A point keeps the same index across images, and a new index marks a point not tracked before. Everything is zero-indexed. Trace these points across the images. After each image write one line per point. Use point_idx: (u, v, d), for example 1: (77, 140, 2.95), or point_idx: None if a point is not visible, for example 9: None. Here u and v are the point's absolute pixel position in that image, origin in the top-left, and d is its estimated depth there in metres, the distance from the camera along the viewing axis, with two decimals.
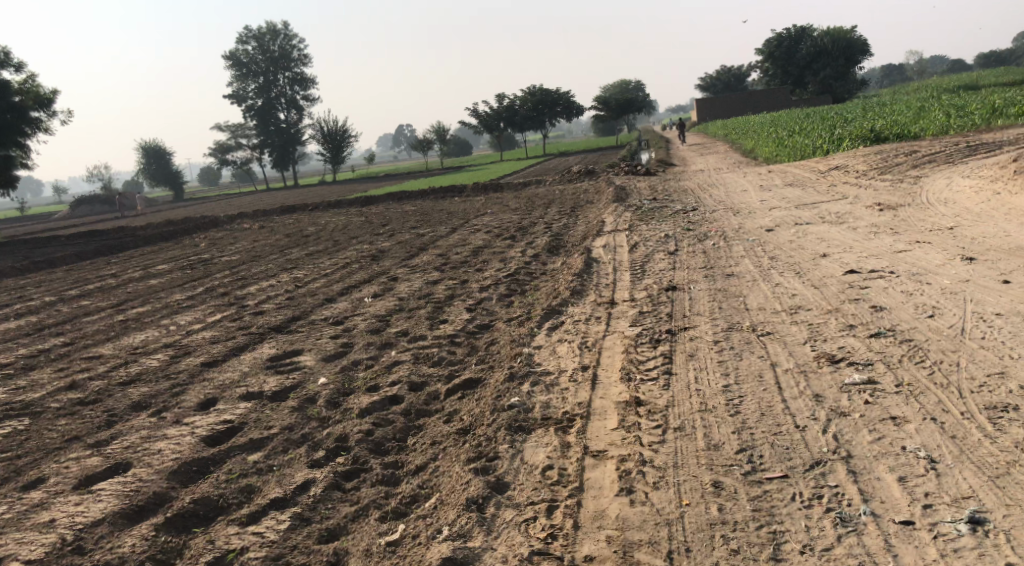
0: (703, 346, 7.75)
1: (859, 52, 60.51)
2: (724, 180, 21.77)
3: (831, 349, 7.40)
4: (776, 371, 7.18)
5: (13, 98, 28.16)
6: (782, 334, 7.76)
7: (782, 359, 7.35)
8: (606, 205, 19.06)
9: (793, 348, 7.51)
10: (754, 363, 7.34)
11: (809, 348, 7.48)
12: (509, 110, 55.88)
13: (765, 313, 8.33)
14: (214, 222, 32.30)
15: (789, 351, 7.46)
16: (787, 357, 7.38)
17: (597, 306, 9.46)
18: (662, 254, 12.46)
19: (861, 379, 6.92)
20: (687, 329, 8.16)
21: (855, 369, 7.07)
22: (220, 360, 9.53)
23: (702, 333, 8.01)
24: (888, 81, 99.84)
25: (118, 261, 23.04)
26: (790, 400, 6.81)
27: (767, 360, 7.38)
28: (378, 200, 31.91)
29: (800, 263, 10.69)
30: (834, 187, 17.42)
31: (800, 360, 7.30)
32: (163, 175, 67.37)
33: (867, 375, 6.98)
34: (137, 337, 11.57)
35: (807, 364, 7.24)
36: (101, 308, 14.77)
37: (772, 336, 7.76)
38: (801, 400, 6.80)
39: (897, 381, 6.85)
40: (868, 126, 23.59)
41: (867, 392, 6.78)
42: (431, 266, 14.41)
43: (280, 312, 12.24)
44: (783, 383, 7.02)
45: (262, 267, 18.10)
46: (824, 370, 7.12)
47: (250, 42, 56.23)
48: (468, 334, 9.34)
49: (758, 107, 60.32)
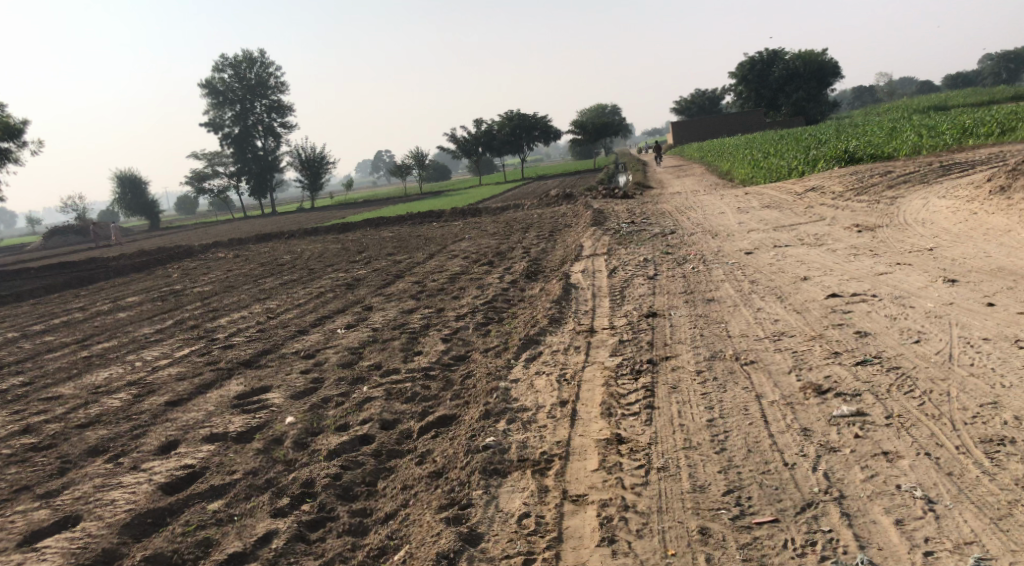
0: (685, 377, 7.49)
1: (831, 74, 61.11)
2: (701, 202, 21.67)
3: (817, 378, 7.16)
4: (761, 403, 6.93)
5: None
6: (766, 363, 7.51)
7: (768, 389, 7.10)
8: (584, 228, 18.88)
9: (778, 378, 7.26)
10: (739, 394, 7.09)
11: (795, 378, 7.23)
12: (486, 135, 55.83)
13: (748, 340, 8.09)
14: (188, 251, 31.87)
15: (774, 381, 7.22)
16: (773, 387, 7.13)
17: (575, 334, 9.19)
18: (641, 279, 12.24)
19: (850, 411, 6.68)
20: (668, 359, 7.90)
21: (843, 400, 6.83)
22: (185, 398, 9.17)
23: (684, 363, 7.75)
24: (860, 102, 101.06)
25: (87, 294, 22.58)
26: (777, 436, 6.55)
27: (753, 390, 7.13)
28: (355, 227, 31.62)
29: (781, 287, 10.49)
30: (811, 208, 17.32)
31: (786, 391, 7.06)
32: (138, 204, 66.71)
33: (856, 406, 6.74)
34: (100, 375, 11.18)
35: (794, 395, 6.99)
36: (66, 344, 14.36)
37: (756, 365, 7.52)
38: (789, 436, 6.54)
39: (887, 413, 6.62)
40: (842, 147, 23.61)
41: (856, 425, 6.55)
42: (406, 294, 14.12)
43: (250, 345, 11.90)
44: (770, 417, 6.76)
45: (235, 298, 17.75)
46: (811, 401, 6.87)
47: (227, 70, 56.02)
48: (444, 366, 9.04)
49: (732, 129, 60.66)
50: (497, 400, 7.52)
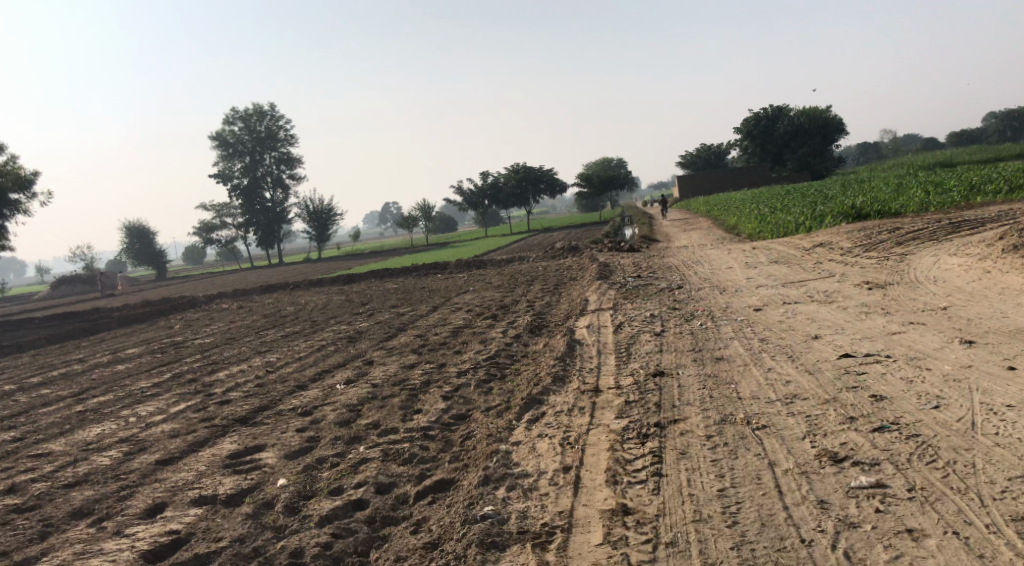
0: (694, 442, 7.19)
1: (836, 130, 61.41)
2: (708, 256, 21.48)
3: (833, 446, 6.85)
4: (775, 472, 6.62)
5: None
6: (779, 428, 7.21)
7: (781, 456, 6.80)
8: (589, 282, 18.70)
9: (792, 444, 6.96)
10: (751, 462, 6.78)
11: (810, 444, 6.93)
12: (493, 188, 56.02)
13: (759, 403, 7.79)
14: (192, 302, 31.73)
15: (788, 448, 6.91)
16: (786, 454, 6.82)
17: (580, 394, 8.89)
18: (647, 335, 11.99)
19: (869, 483, 6.38)
20: (676, 422, 7.60)
21: (861, 471, 6.53)
22: (176, 456, 8.90)
23: (692, 427, 7.45)
24: (865, 158, 101.55)
25: (88, 345, 22.39)
26: (793, 510, 6.24)
27: (765, 458, 6.83)
28: (360, 278, 31.50)
29: (791, 346, 10.21)
30: (820, 264, 17.10)
31: (800, 458, 6.75)
32: (146, 254, 66.84)
33: (876, 477, 6.43)
34: (93, 431, 10.91)
35: (809, 464, 6.68)
36: (61, 397, 14.10)
37: (768, 430, 7.21)
38: (805, 510, 6.23)
39: (908, 486, 6.31)
40: (850, 203, 23.46)
41: (877, 499, 6.24)
42: (407, 348, 13.87)
43: (247, 401, 11.64)
44: (784, 487, 6.46)
45: (235, 350, 17.52)
46: (828, 472, 6.57)
47: (237, 123, 56.60)
48: (444, 425, 8.76)
49: (738, 184, 60.77)
50: (497, 464, 7.22)
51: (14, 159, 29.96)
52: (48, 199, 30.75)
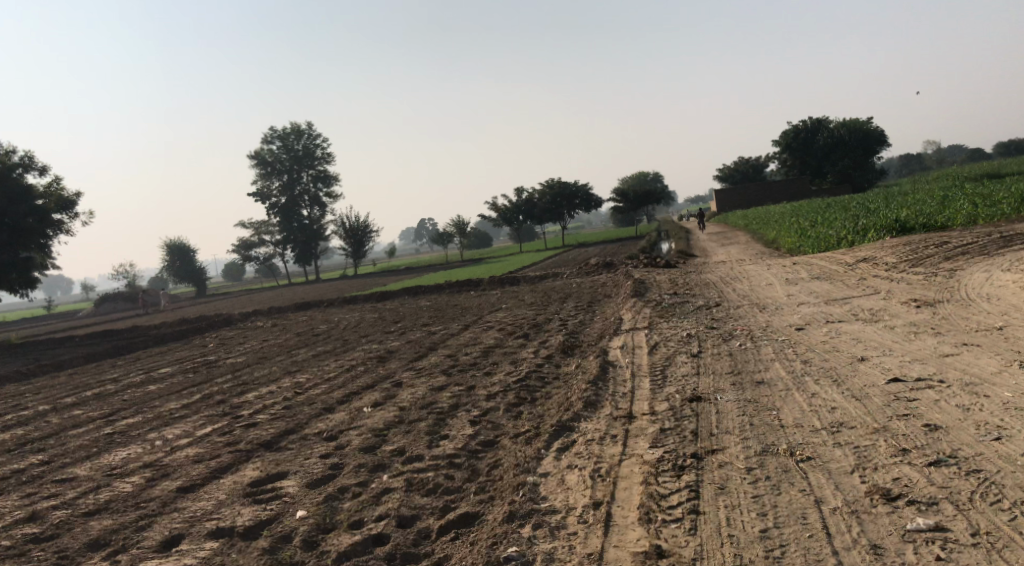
0: (734, 475, 6.78)
1: (878, 142, 60.30)
2: (746, 272, 20.97)
3: (885, 482, 6.40)
4: (822, 511, 6.19)
5: (36, 201, 28.12)
6: (825, 461, 6.78)
7: (829, 494, 6.36)
8: (624, 299, 18.29)
9: (840, 479, 6.52)
10: (796, 498, 6.36)
11: (859, 479, 6.49)
12: (528, 203, 55.77)
13: (803, 433, 7.36)
14: (228, 320, 31.81)
15: (836, 483, 6.47)
16: (834, 491, 6.39)
17: (613, 420, 8.51)
18: (684, 356, 11.57)
19: (927, 525, 5.93)
20: (715, 452, 7.20)
21: (917, 511, 6.07)
22: (197, 483, 8.66)
23: (732, 458, 7.04)
24: (906, 171, 99.97)
25: (123, 364, 22.39)
26: (843, 555, 5.81)
27: (811, 495, 6.39)
28: (394, 295, 31.35)
29: (837, 369, 9.74)
30: (863, 281, 16.53)
31: (849, 496, 6.31)
32: (186, 271, 67.56)
33: (934, 520, 5.98)
34: (117, 456, 10.72)
35: (859, 502, 6.25)
36: (91, 419, 14.00)
37: (814, 463, 6.78)
38: (857, 556, 5.80)
39: (971, 529, 5.85)
40: (893, 216, 22.82)
41: (937, 543, 5.79)
42: (437, 369, 13.59)
43: (273, 424, 11.39)
44: (833, 529, 6.03)
45: (266, 370, 17.36)
46: (880, 512, 6.12)
47: (275, 141, 57.06)
48: (470, 453, 8.42)
49: (777, 197, 59.98)
50: (524, 499, 6.86)
51: (58, 180, 30.33)
52: (90, 219, 31.07)
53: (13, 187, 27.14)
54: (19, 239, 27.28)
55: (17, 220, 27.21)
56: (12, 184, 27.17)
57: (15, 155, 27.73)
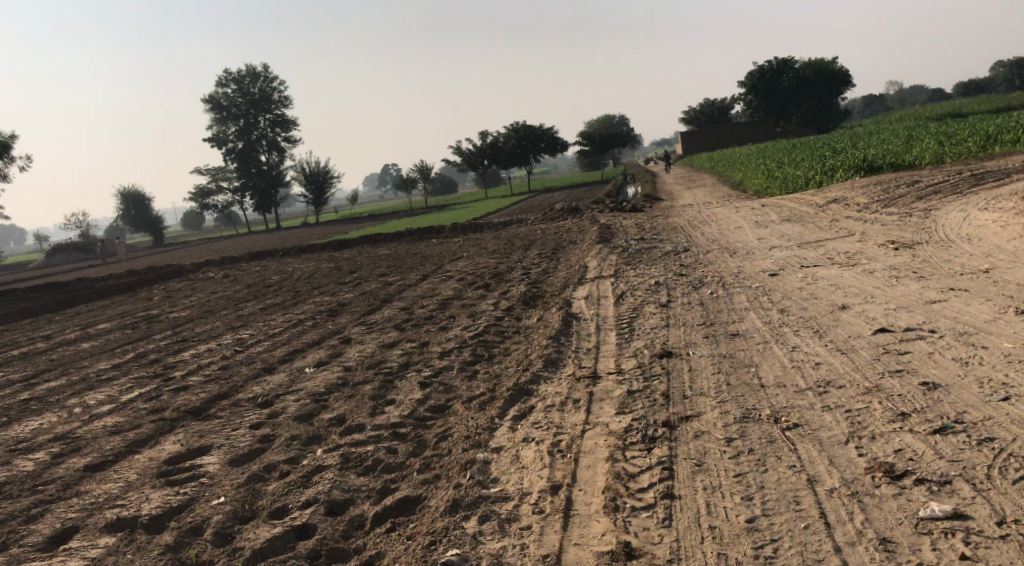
0: (712, 448, 6.00)
1: (842, 82, 59.74)
2: (715, 215, 20.13)
3: (888, 458, 5.66)
4: (818, 496, 5.45)
5: None
6: (816, 430, 6.01)
7: (823, 473, 5.62)
8: (589, 245, 17.41)
9: (833, 453, 5.77)
10: (784, 479, 5.60)
11: (857, 453, 5.75)
12: (492, 148, 54.40)
13: (786, 393, 6.57)
14: (178, 270, 30.50)
15: (830, 458, 5.73)
16: (830, 469, 5.64)
17: (576, 382, 7.64)
18: (652, 307, 10.71)
19: (944, 513, 5.20)
20: (690, 419, 6.39)
21: (930, 495, 5.34)
22: (107, 461, 7.84)
23: (710, 427, 6.25)
24: (869, 111, 99.66)
25: (61, 319, 21.24)
26: (846, 552, 5.07)
27: (803, 473, 5.65)
28: (352, 243, 30.22)
29: (817, 318, 8.94)
30: (836, 223, 15.75)
31: (845, 476, 5.57)
32: (142, 221, 65.50)
33: (952, 506, 5.24)
34: (29, 428, 9.80)
35: (859, 482, 5.51)
36: (12, 382, 12.98)
37: (802, 432, 6.02)
38: (863, 553, 5.05)
39: (997, 517, 5.14)
40: (861, 155, 22.07)
41: (959, 536, 5.06)
42: (389, 324, 12.66)
43: (204, 388, 10.43)
44: (833, 519, 5.28)
45: (210, 324, 16.32)
46: (887, 497, 5.38)
47: (230, 84, 54.89)
48: (416, 421, 7.55)
49: (742, 139, 59.20)
50: (471, 483, 6.00)
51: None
52: (27, 163, 29.19)
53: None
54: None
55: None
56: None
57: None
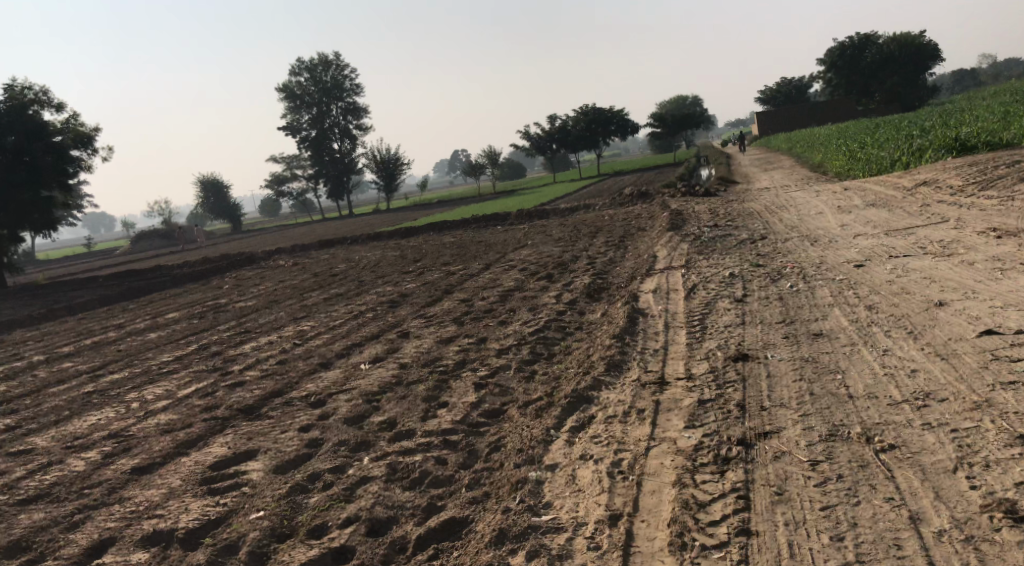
0: (794, 473, 5.70)
1: (931, 57, 57.24)
2: (794, 199, 19.16)
3: (1007, 493, 5.33)
4: (922, 539, 5.17)
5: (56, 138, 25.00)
6: (918, 457, 5.67)
7: (928, 510, 5.33)
8: (660, 233, 16.70)
9: (939, 486, 5.45)
10: (883, 515, 5.33)
11: (968, 485, 5.43)
12: (562, 131, 53.59)
13: (879, 408, 6.16)
14: (250, 258, 30.64)
15: (936, 494, 5.41)
16: (935, 505, 5.35)
17: (641, 388, 7.11)
18: (725, 302, 10.04)
19: None
20: (772, 434, 6.07)
21: None
22: (156, 463, 7.37)
23: (793, 447, 5.91)
24: (960, 87, 95.24)
25: (134, 308, 21.46)
26: None
27: (904, 509, 5.36)
28: (419, 231, 29.99)
29: (910, 318, 8.22)
30: (926, 208, 14.72)
31: (957, 516, 5.27)
32: (220, 208, 66.65)
33: None
34: (85, 423, 9.46)
35: (971, 526, 5.21)
36: (78, 374, 12.88)
37: (899, 456, 5.70)
38: None
39: None
40: (952, 133, 20.69)
41: None
42: (449, 317, 12.30)
43: (260, 384, 10.13)
44: None
45: (273, 315, 16.15)
46: (1004, 544, 5.08)
47: (303, 73, 55.30)
48: (468, 427, 7.09)
49: (822, 119, 57.14)
50: (522, 508, 5.74)
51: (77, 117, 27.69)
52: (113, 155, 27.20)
53: (21, 125, 22.79)
54: (34, 177, 23.17)
55: (24, 157, 23.04)
56: (20, 123, 22.78)
57: (23, 89, 23.05)
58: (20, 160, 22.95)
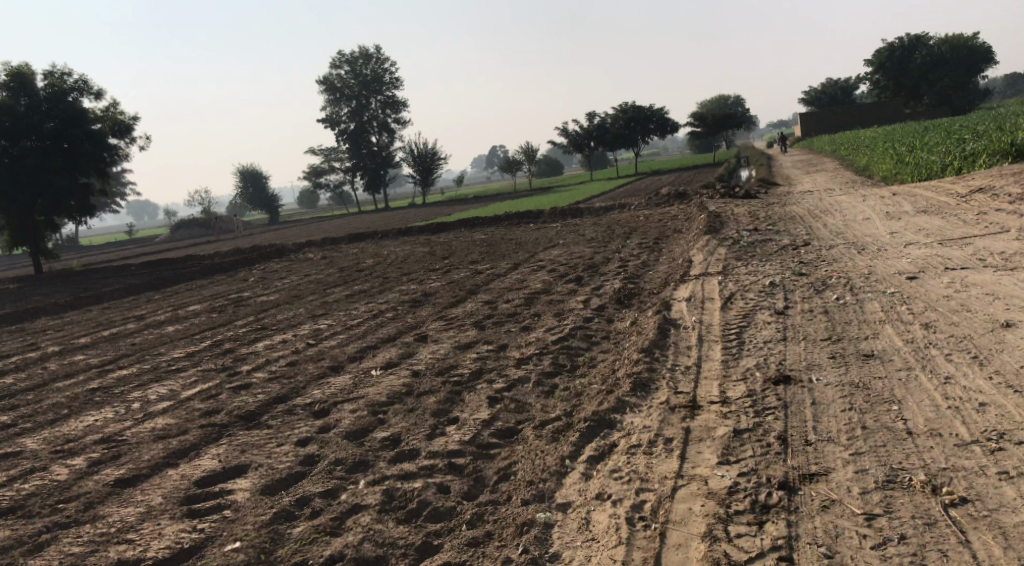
0: (846, 530, 5.10)
1: (982, 60, 55.61)
2: (839, 204, 18.22)
3: None
4: None
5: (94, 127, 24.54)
6: (998, 517, 5.05)
7: None
8: (697, 236, 15.91)
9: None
10: None
11: None
12: (600, 128, 52.70)
13: (947, 451, 5.54)
14: (280, 250, 30.25)
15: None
16: None
17: (667, 411, 6.46)
18: (765, 314, 9.28)
19: None
20: (822, 479, 5.47)
21: None
22: (141, 474, 6.74)
23: (845, 496, 5.32)
24: (1012, 91, 92.88)
25: (157, 299, 21.05)
26: None
27: None
28: (451, 227, 29.38)
29: (973, 340, 7.44)
30: (983, 216, 13.79)
31: None
32: (258, 198, 66.60)
33: None
34: (80, 425, 8.89)
35: None
36: (86, 368, 12.38)
37: (974, 514, 5.09)
38: None
39: None
40: (1009, 137, 19.42)
41: None
42: (470, 321, 11.66)
43: (265, 388, 9.55)
44: None
45: (293, 311, 15.60)
46: None
47: (343, 66, 55.08)
48: (478, 450, 6.45)
49: (868, 121, 55.54)
50: (525, 561, 5.17)
51: (115, 106, 27.36)
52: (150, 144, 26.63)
53: (59, 112, 22.38)
54: (70, 163, 22.80)
55: (63, 143, 22.67)
56: (57, 110, 22.37)
57: (64, 76, 22.62)
58: (58, 146, 22.60)
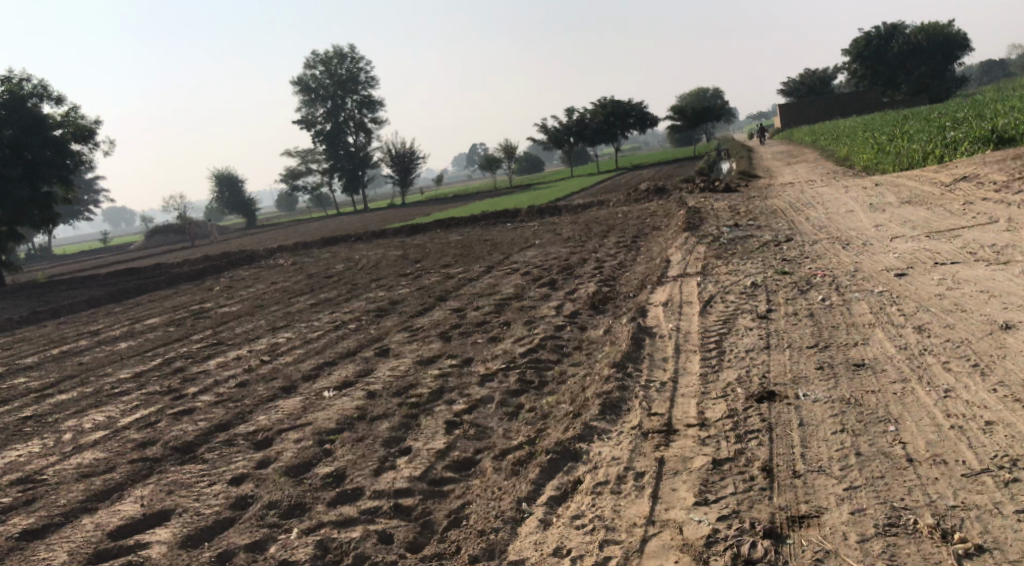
0: None
1: (958, 48, 55.40)
2: (820, 196, 17.62)
3: None
4: None
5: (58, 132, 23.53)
6: None
7: None
8: (675, 233, 15.27)
9: None
10: None
11: None
12: (579, 125, 52.14)
13: (960, 485, 5.18)
14: (251, 257, 29.38)
15: None
16: None
17: (636, 443, 6.02)
18: (746, 319, 8.63)
19: None
20: (819, 522, 5.10)
21: None
22: (50, 524, 6.05)
23: (843, 543, 4.94)
24: (988, 77, 93.15)
25: (118, 312, 20.22)
26: None
27: None
28: (426, 229, 28.63)
29: (972, 344, 6.83)
30: (971, 206, 13.21)
31: None
32: (235, 203, 65.45)
33: None
34: (3, 462, 8.14)
35: None
36: (27, 392, 11.58)
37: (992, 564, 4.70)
38: None
39: None
40: (989, 123, 18.85)
41: None
42: (435, 331, 10.98)
43: (209, 413, 8.81)
44: None
45: (255, 323, 14.83)
46: None
47: (318, 67, 54.15)
48: (429, 487, 5.86)
49: (846, 111, 55.05)
50: None
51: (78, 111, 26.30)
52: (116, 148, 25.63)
53: (19, 120, 21.47)
54: (33, 173, 21.88)
55: (25, 153, 21.70)
56: (16, 119, 21.43)
57: (24, 82, 21.60)
58: (20, 156, 21.63)
